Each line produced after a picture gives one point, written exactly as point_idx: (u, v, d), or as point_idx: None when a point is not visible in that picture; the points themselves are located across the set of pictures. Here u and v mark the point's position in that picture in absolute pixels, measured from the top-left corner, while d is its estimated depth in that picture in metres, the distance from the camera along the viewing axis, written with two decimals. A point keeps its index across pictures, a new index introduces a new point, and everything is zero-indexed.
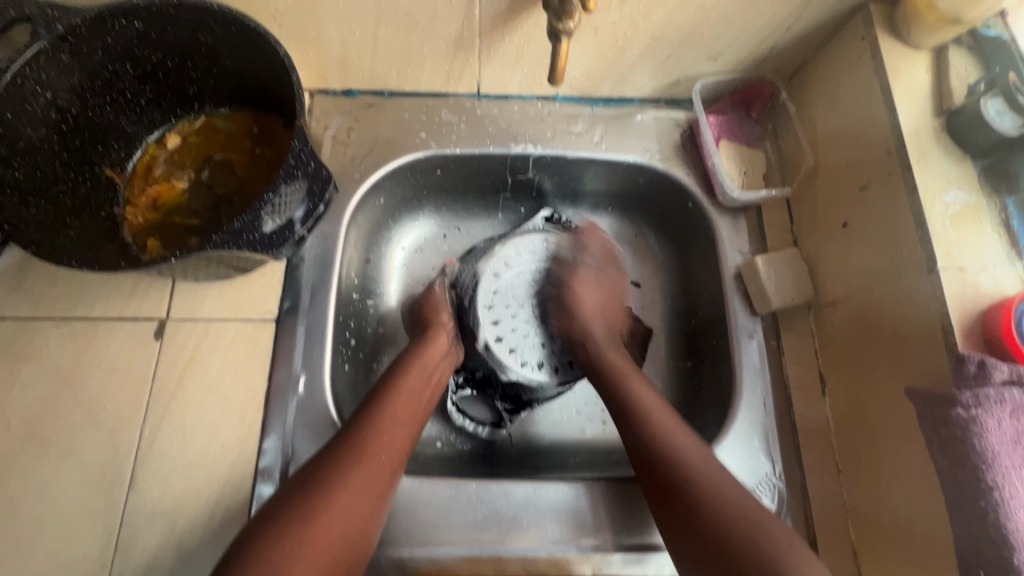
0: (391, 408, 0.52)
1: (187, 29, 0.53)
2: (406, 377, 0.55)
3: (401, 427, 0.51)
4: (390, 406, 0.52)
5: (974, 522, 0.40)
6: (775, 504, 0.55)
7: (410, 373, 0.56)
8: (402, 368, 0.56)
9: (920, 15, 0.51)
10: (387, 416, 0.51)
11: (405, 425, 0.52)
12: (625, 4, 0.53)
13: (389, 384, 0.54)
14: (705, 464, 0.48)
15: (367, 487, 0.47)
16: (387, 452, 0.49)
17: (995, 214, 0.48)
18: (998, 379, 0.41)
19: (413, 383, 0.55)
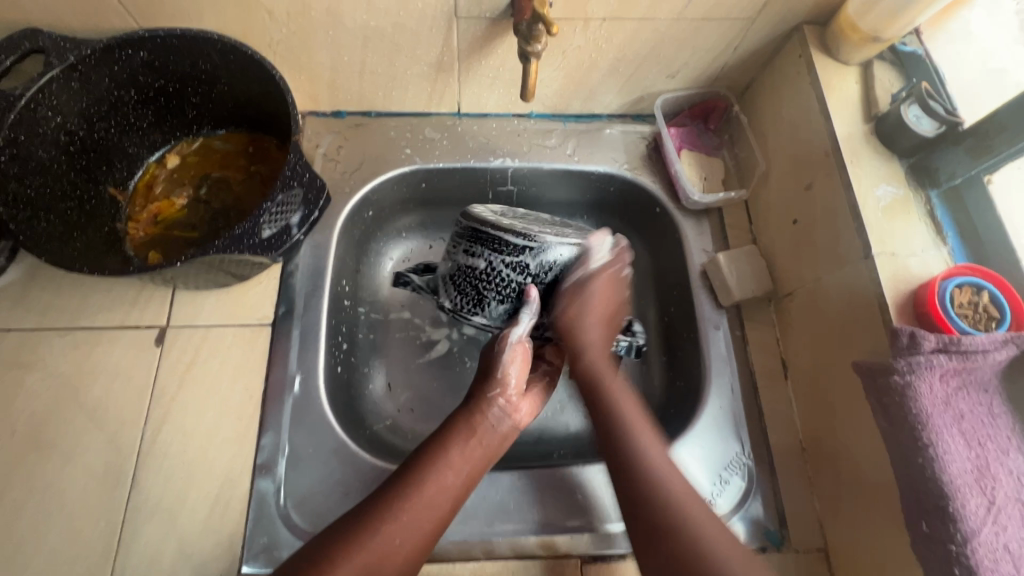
0: (430, 478, 0.49)
1: (189, 57, 0.57)
2: (454, 443, 0.52)
3: (439, 500, 0.48)
4: (430, 479, 0.49)
5: (916, 478, 0.45)
6: (745, 482, 0.59)
7: (464, 438, 0.52)
8: (455, 433, 0.53)
9: (847, 35, 0.58)
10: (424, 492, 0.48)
11: (446, 497, 0.49)
12: (588, 29, 0.60)
13: (436, 450, 0.51)
14: (688, 495, 0.49)
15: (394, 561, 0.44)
16: (420, 526, 0.46)
17: (922, 205, 0.54)
18: (928, 347, 0.45)
19: (463, 454, 0.52)
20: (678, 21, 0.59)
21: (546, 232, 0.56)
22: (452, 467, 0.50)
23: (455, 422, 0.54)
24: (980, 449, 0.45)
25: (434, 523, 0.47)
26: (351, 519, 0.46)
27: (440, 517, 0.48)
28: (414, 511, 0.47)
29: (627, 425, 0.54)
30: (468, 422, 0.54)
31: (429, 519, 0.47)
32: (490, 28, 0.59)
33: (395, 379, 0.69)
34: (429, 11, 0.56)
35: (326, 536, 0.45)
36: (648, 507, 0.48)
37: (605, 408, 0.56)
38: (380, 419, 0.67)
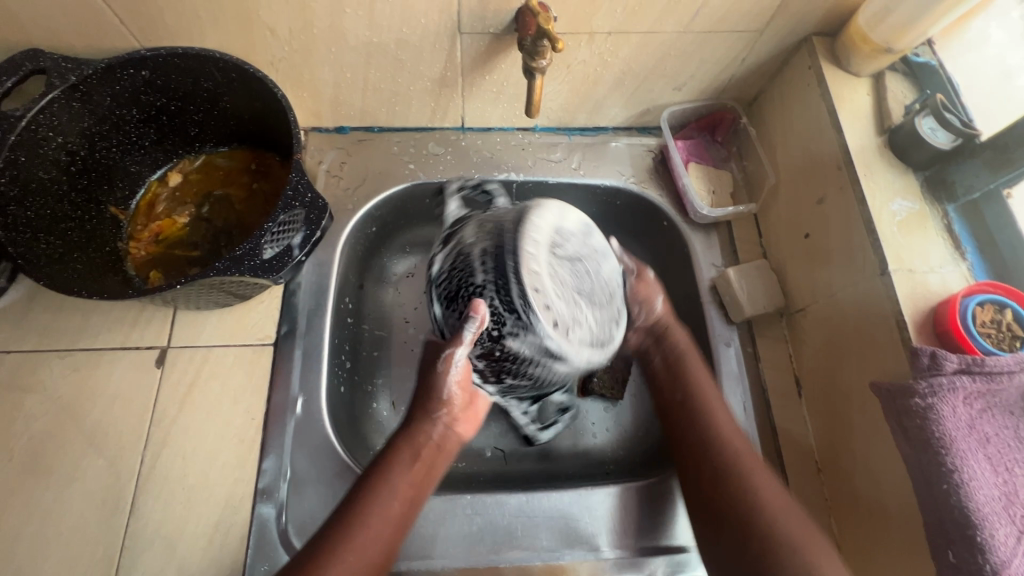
0: (371, 515, 0.46)
1: (191, 75, 0.57)
2: (393, 476, 0.49)
3: (381, 535, 0.46)
4: (371, 516, 0.46)
5: (940, 506, 0.43)
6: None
7: (403, 467, 0.50)
8: (393, 462, 0.50)
9: (858, 46, 0.57)
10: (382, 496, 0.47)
11: (389, 532, 0.46)
12: (593, 43, 0.59)
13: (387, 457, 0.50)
14: (775, 497, 0.48)
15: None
16: (380, 531, 0.46)
17: (938, 219, 0.53)
18: (950, 368, 0.44)
19: (398, 487, 0.49)
20: (685, 33, 0.58)
21: (546, 318, 0.50)
22: (394, 501, 0.48)
23: (391, 451, 0.51)
24: (1007, 475, 0.43)
25: (378, 561, 0.45)
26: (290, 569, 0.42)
27: (384, 552, 0.46)
28: (358, 552, 0.44)
29: (704, 399, 0.56)
30: (406, 448, 0.51)
31: (373, 557, 0.45)
32: (494, 43, 0.58)
33: (399, 397, 0.68)
34: (432, 27, 0.56)
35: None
36: (760, 514, 0.47)
37: (701, 401, 0.56)
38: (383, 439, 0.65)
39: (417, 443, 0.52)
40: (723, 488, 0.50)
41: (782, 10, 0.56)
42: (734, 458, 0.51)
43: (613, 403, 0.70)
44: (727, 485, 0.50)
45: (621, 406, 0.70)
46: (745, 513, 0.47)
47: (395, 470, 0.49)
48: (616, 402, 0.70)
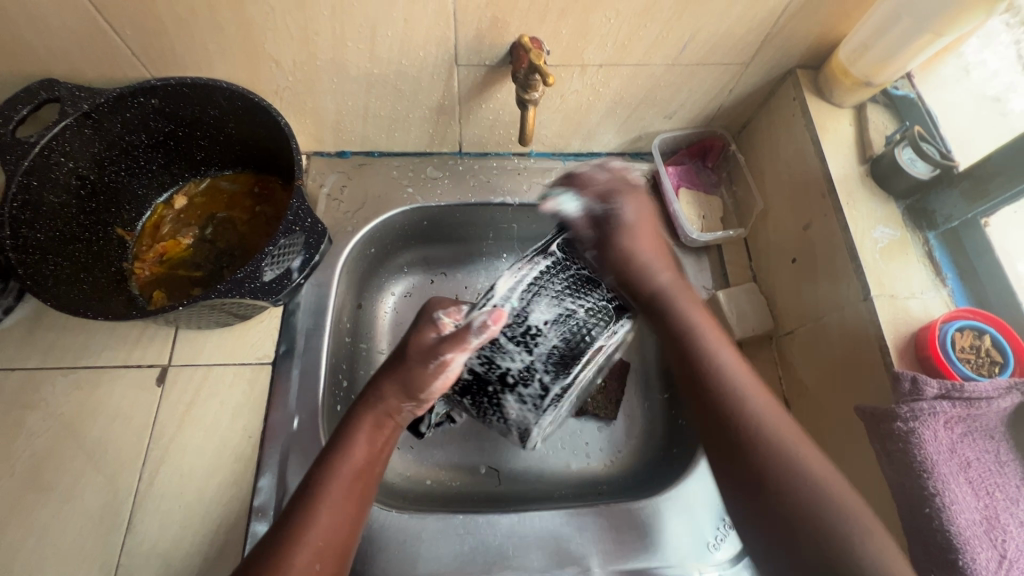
0: (334, 493, 0.47)
1: (199, 103, 0.59)
2: (353, 453, 0.49)
3: (346, 511, 0.47)
4: (333, 497, 0.47)
5: (922, 529, 0.44)
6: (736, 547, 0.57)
7: (362, 444, 0.50)
8: (351, 439, 0.50)
9: (839, 79, 0.59)
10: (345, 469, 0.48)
11: (351, 509, 0.47)
12: (585, 75, 0.61)
13: (344, 432, 0.50)
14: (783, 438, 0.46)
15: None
16: (345, 509, 0.47)
17: (920, 247, 0.54)
18: (930, 394, 0.45)
19: (356, 464, 0.49)
20: (673, 66, 0.61)
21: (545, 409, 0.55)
22: (354, 476, 0.48)
23: (350, 428, 0.50)
24: (988, 499, 0.44)
25: (344, 537, 0.46)
26: (261, 553, 0.44)
27: (349, 527, 0.47)
28: (323, 529, 0.45)
29: (711, 350, 0.53)
30: (365, 423, 0.51)
31: (338, 532, 0.46)
32: (490, 74, 0.61)
33: None
34: (430, 59, 0.58)
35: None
36: (766, 458, 0.45)
37: (701, 353, 0.53)
38: None
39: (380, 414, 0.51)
40: (756, 446, 0.46)
41: (766, 45, 0.59)
42: (727, 420, 0.48)
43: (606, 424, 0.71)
44: (729, 423, 0.48)
45: (614, 427, 0.71)
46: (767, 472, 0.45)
47: (353, 447, 0.49)
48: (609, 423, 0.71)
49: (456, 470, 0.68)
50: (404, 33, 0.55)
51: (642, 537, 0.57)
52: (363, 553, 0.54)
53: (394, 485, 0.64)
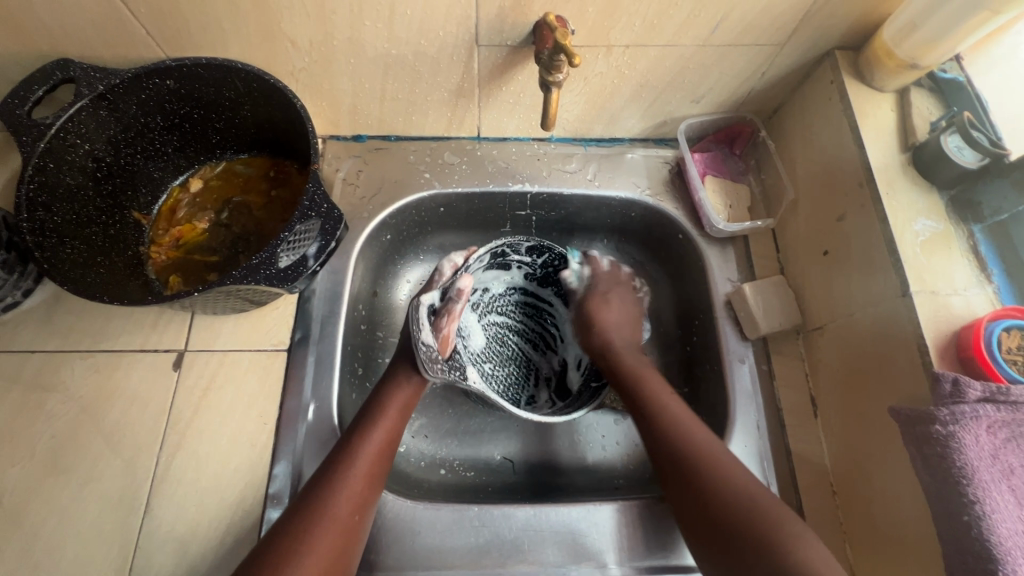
0: (363, 459, 0.51)
1: (213, 85, 0.58)
2: (383, 422, 0.54)
3: (371, 480, 0.51)
4: (363, 462, 0.51)
5: (960, 536, 0.41)
6: None
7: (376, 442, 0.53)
8: (375, 425, 0.54)
9: (882, 61, 0.56)
10: (377, 435, 0.53)
11: (360, 507, 0.49)
12: (611, 56, 0.59)
13: (380, 399, 0.56)
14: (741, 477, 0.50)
15: None
16: (371, 477, 0.51)
17: (963, 240, 0.52)
18: (972, 396, 0.43)
19: (386, 433, 0.54)
20: (704, 47, 0.58)
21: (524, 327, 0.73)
22: (381, 446, 0.53)
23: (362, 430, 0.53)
24: None
25: (364, 513, 0.49)
26: (262, 550, 0.45)
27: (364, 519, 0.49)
28: (353, 494, 0.49)
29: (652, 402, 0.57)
30: (395, 399, 0.56)
31: (349, 526, 0.48)
32: (512, 55, 0.58)
33: None
34: (450, 39, 0.56)
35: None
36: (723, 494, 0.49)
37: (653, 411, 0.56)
38: (395, 445, 0.66)
39: (406, 393, 0.57)
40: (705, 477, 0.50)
41: (803, 26, 0.56)
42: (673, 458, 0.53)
43: (624, 416, 0.70)
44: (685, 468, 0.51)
45: (631, 420, 0.70)
46: (724, 505, 0.48)
47: (366, 443, 0.52)
48: (626, 415, 0.70)
49: (471, 460, 0.67)
50: (425, 11, 0.52)
51: (659, 533, 0.56)
52: (377, 543, 0.54)
53: (408, 475, 0.64)
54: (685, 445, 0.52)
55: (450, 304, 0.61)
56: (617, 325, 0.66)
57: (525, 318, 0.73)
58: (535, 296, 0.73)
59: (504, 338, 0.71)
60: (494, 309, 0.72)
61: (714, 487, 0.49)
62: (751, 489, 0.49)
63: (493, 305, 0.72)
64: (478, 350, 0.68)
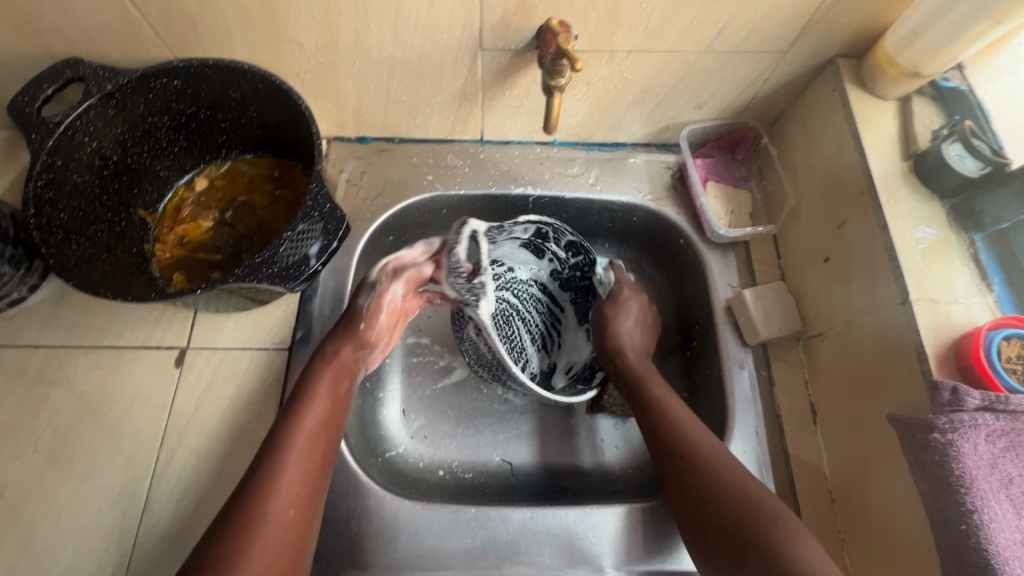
0: (302, 438, 0.48)
1: (220, 85, 0.59)
2: (318, 399, 0.51)
3: (314, 457, 0.48)
4: (302, 441, 0.48)
5: (957, 546, 0.41)
6: None
7: (325, 394, 0.52)
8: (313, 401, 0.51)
9: (884, 69, 0.56)
10: (314, 412, 0.50)
11: (305, 488, 0.46)
12: (614, 61, 0.59)
13: (312, 376, 0.53)
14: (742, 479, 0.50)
15: (271, 574, 0.41)
16: (313, 454, 0.48)
17: (964, 248, 0.52)
18: (971, 405, 0.43)
19: (324, 408, 0.51)
20: (706, 53, 0.58)
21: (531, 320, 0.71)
22: (320, 422, 0.50)
23: (311, 383, 0.52)
24: None
25: (312, 494, 0.47)
26: (197, 557, 0.40)
27: (320, 468, 0.48)
28: (294, 474, 0.46)
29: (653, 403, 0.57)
30: (328, 371, 0.53)
31: (297, 508, 0.45)
32: (515, 59, 0.59)
33: (408, 405, 0.69)
34: (454, 43, 0.56)
35: (197, 555, 0.40)
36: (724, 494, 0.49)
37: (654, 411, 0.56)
38: (393, 445, 0.66)
39: (337, 365, 0.54)
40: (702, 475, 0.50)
41: (805, 33, 0.56)
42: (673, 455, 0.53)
43: (622, 420, 0.70)
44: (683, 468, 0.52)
45: (629, 424, 0.70)
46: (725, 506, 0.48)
47: (302, 421, 0.49)
48: (625, 419, 0.70)
49: (469, 462, 0.67)
50: (430, 16, 0.53)
51: (656, 538, 0.56)
52: (374, 543, 0.54)
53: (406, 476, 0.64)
54: (685, 446, 0.53)
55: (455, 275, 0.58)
56: (628, 334, 0.64)
57: (533, 311, 0.72)
58: (552, 295, 0.72)
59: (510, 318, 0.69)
60: (511, 289, 0.70)
61: (709, 477, 0.50)
62: (748, 481, 0.49)
63: (512, 284, 0.70)
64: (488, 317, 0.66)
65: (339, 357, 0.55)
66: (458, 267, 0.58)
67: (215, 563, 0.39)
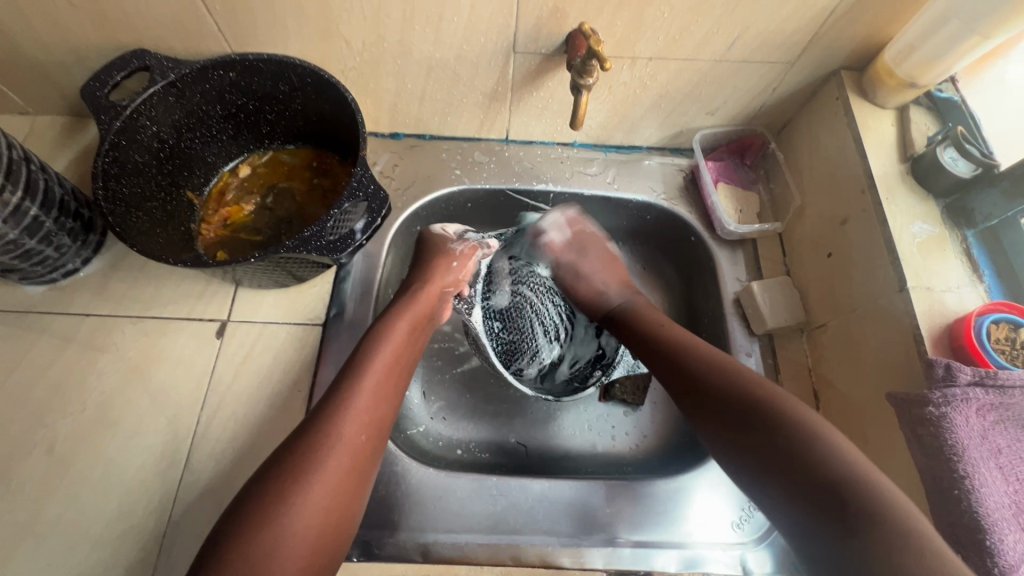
0: (377, 369, 0.52)
1: (271, 79, 0.63)
2: (392, 337, 0.55)
3: (386, 390, 0.51)
4: (374, 371, 0.51)
5: (951, 508, 0.45)
6: (769, 523, 0.59)
7: (400, 333, 0.56)
8: (386, 337, 0.54)
9: (883, 79, 0.61)
10: (387, 349, 0.53)
11: (375, 416, 0.49)
12: (635, 66, 0.64)
13: (388, 318, 0.57)
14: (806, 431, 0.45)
15: (342, 489, 0.45)
16: (386, 386, 0.52)
17: (957, 243, 0.56)
18: (963, 380, 0.46)
19: (396, 344, 0.55)
20: (720, 62, 0.63)
21: (550, 311, 0.74)
22: (392, 358, 0.54)
23: (387, 322, 0.56)
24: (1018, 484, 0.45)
25: (382, 418, 0.50)
26: (271, 469, 0.44)
27: (390, 401, 0.52)
28: (368, 399, 0.49)
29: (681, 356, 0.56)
30: (405, 315, 0.58)
31: (368, 432, 0.48)
32: (545, 62, 0.64)
33: (429, 387, 0.73)
34: (490, 45, 0.62)
35: (270, 466, 0.44)
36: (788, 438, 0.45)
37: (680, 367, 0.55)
38: (414, 424, 0.70)
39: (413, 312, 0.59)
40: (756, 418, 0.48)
41: (812, 45, 0.61)
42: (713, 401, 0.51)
43: (633, 408, 0.73)
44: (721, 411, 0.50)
45: (640, 412, 0.73)
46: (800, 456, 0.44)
47: (376, 356, 0.52)
48: (635, 408, 0.73)
49: (487, 442, 0.70)
50: (470, 19, 0.58)
51: (667, 510, 0.59)
52: (400, 506, 0.57)
53: (426, 451, 0.67)
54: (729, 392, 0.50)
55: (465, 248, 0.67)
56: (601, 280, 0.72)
57: (550, 305, 0.74)
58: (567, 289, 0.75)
59: (524, 312, 0.73)
60: (525, 283, 0.74)
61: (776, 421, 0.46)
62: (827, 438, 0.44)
63: (529, 278, 0.75)
64: (499, 308, 0.72)
65: (421, 305, 0.60)
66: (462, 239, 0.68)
67: (288, 473, 0.43)
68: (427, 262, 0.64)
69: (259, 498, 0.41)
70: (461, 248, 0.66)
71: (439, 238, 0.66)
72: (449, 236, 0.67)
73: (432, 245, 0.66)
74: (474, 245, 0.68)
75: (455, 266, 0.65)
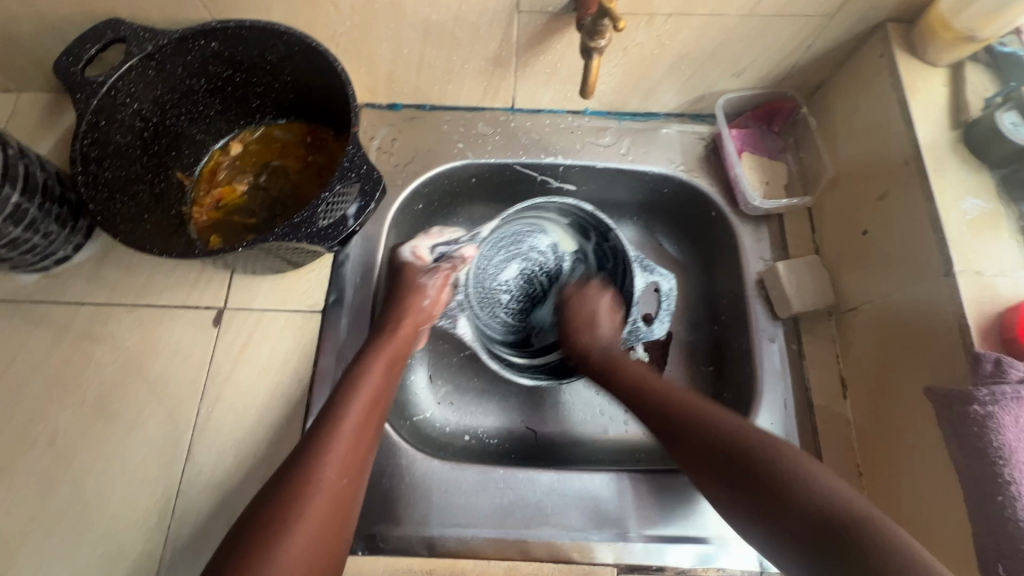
0: (354, 411, 0.49)
1: (256, 48, 0.58)
2: (370, 376, 0.52)
3: (366, 434, 0.49)
4: (354, 415, 0.48)
5: (993, 515, 0.41)
6: None
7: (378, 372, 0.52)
8: (362, 379, 0.51)
9: (937, 33, 0.54)
10: (366, 391, 0.50)
11: (357, 458, 0.47)
12: (653, 24, 0.57)
13: (364, 357, 0.54)
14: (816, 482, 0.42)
15: (324, 535, 0.42)
16: (365, 432, 0.49)
17: (1012, 221, 0.50)
18: (1015, 377, 0.42)
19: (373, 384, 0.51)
20: (749, 16, 0.56)
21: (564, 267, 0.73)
22: (369, 400, 0.50)
23: (364, 362, 0.53)
24: None
25: (362, 459, 0.47)
26: (259, 504, 0.42)
27: (368, 444, 0.49)
28: (345, 444, 0.46)
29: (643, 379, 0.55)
30: (382, 353, 0.54)
31: (349, 477, 0.46)
32: (552, 22, 0.58)
33: (436, 371, 0.70)
34: (492, 5, 0.56)
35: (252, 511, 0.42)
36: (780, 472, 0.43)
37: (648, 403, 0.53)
38: (420, 410, 0.67)
39: (391, 351, 0.55)
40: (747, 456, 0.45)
41: None
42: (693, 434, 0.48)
43: None
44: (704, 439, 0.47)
45: None
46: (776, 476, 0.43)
47: (356, 398, 0.49)
48: None
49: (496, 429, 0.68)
50: None
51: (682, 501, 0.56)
52: (405, 499, 0.56)
53: (433, 438, 0.66)
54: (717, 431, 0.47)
55: (443, 263, 0.63)
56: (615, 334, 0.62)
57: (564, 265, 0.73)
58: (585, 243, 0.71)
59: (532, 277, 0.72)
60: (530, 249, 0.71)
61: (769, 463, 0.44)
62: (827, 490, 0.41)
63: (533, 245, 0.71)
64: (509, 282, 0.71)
65: (394, 343, 0.56)
66: (448, 253, 0.64)
67: (266, 517, 0.41)
68: (399, 295, 0.60)
69: (238, 548, 0.39)
70: (433, 278, 0.62)
71: (408, 268, 0.62)
72: (419, 264, 0.62)
73: (401, 277, 0.62)
74: (448, 273, 0.63)
75: (428, 300, 0.61)
